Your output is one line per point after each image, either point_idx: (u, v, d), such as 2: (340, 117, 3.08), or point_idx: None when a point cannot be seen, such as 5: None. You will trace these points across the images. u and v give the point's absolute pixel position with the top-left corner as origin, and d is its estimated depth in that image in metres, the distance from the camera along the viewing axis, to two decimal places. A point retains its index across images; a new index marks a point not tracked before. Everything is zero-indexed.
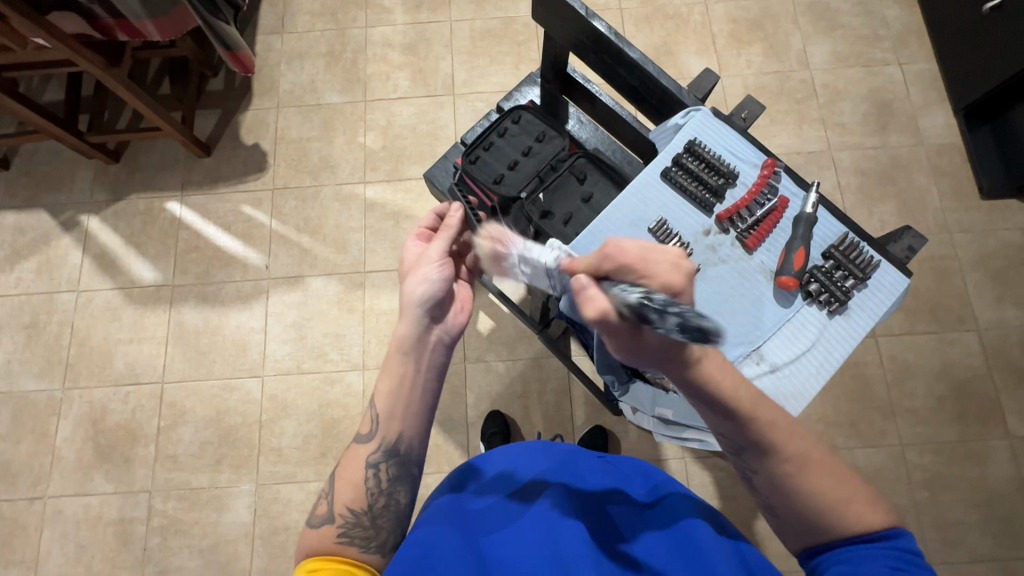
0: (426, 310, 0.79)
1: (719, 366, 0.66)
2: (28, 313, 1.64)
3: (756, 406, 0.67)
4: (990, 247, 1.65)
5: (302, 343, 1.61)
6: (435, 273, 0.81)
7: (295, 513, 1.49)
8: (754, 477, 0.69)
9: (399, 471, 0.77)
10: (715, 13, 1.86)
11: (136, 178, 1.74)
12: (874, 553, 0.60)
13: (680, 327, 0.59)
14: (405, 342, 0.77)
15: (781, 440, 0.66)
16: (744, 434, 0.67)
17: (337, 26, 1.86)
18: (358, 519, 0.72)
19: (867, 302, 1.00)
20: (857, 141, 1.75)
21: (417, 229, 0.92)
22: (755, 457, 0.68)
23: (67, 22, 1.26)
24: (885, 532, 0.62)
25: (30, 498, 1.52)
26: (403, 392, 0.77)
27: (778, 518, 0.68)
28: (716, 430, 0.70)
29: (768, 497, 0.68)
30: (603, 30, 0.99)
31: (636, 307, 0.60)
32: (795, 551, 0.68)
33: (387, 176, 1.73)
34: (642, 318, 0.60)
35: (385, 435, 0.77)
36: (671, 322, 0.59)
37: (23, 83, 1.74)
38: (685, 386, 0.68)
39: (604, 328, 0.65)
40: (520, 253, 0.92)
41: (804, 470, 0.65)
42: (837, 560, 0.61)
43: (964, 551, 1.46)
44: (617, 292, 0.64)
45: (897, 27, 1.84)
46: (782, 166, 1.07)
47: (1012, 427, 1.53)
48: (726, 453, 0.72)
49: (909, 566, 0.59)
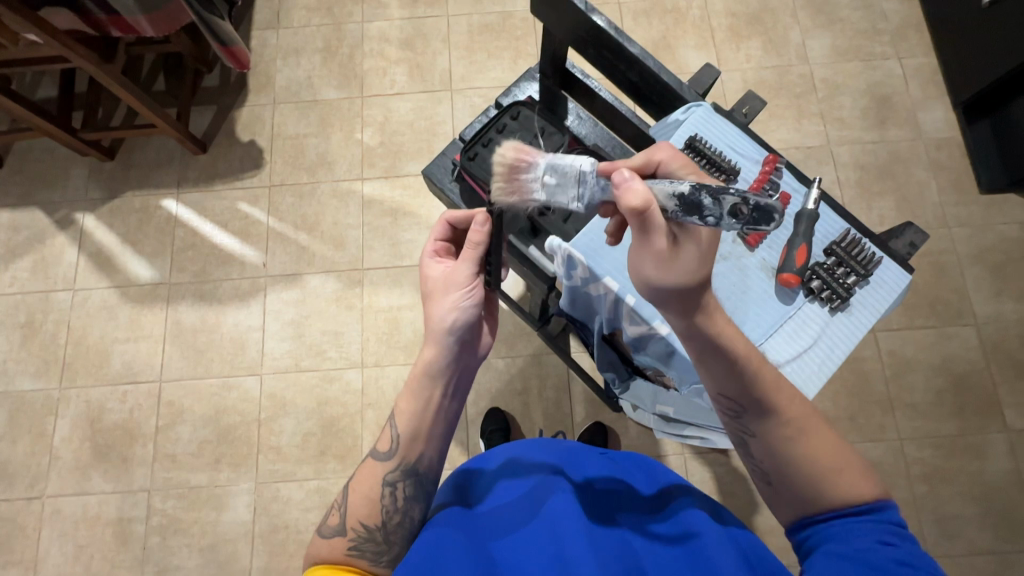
0: (458, 339, 0.79)
1: (727, 322, 0.67)
2: (23, 311, 1.63)
3: (761, 365, 0.67)
4: (989, 241, 1.65)
5: (300, 341, 1.60)
6: (465, 300, 0.80)
7: (295, 511, 1.49)
8: (750, 440, 0.68)
9: (416, 490, 0.77)
10: (714, 7, 1.85)
11: (131, 175, 1.73)
12: (864, 530, 0.60)
13: (736, 210, 0.56)
14: (435, 370, 0.77)
15: (782, 400, 0.66)
16: (747, 393, 0.67)
17: (333, 21, 1.84)
18: (371, 534, 0.73)
19: (869, 299, 1.00)
20: (856, 136, 1.74)
21: (432, 246, 0.88)
22: (756, 419, 0.67)
23: (60, 19, 1.25)
24: (875, 505, 0.62)
25: (28, 499, 1.52)
26: (427, 415, 0.78)
27: (772, 487, 0.68)
28: (714, 390, 0.69)
29: (761, 460, 0.68)
30: (603, 24, 0.98)
31: (688, 196, 0.59)
32: (784, 522, 0.68)
33: (385, 173, 1.72)
34: (694, 205, 0.59)
35: (404, 455, 0.76)
36: (726, 206, 0.57)
37: (15, 80, 1.72)
38: (692, 337, 0.67)
39: (642, 222, 0.60)
40: (549, 161, 0.73)
41: (804, 434, 0.65)
42: (826, 536, 0.62)
43: (963, 543, 1.46)
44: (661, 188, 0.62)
45: (896, 21, 1.83)
46: (783, 162, 1.06)
47: (1011, 421, 1.54)
48: (718, 416, 0.71)
49: (897, 539, 0.59)
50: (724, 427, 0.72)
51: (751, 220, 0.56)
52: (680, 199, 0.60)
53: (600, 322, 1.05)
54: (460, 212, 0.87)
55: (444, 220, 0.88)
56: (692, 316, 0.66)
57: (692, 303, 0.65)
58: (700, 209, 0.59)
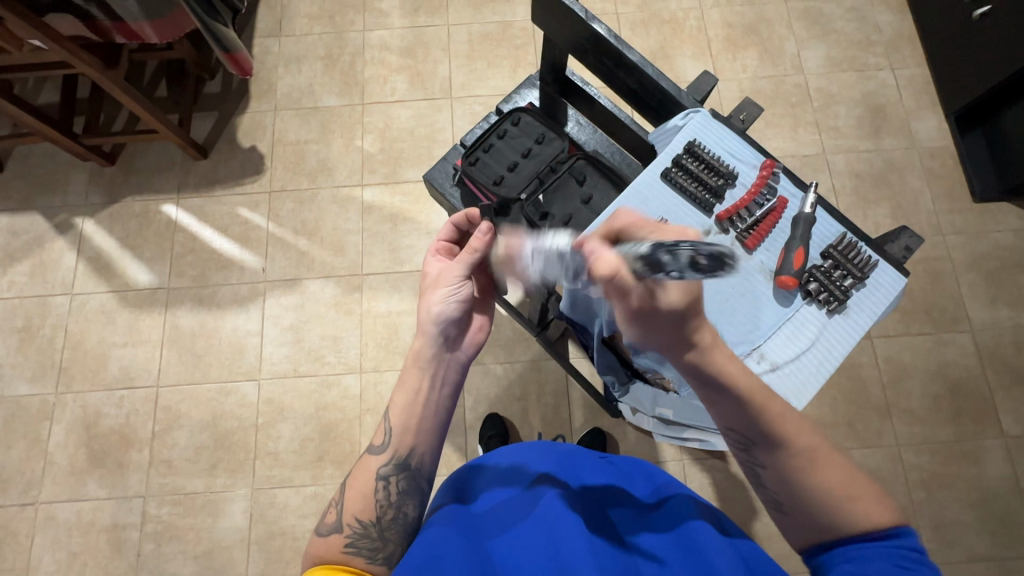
0: (441, 331, 0.80)
1: (727, 356, 0.68)
2: (21, 316, 1.62)
3: (767, 397, 0.67)
4: (983, 248, 1.67)
5: (300, 347, 1.60)
6: (447, 294, 0.82)
7: (293, 518, 1.48)
8: (762, 471, 0.69)
9: (410, 484, 0.77)
10: (710, 18, 1.88)
11: (131, 180, 1.73)
12: (879, 552, 0.59)
13: (693, 264, 0.65)
14: (423, 358, 0.79)
15: (790, 432, 0.66)
16: (753, 425, 0.67)
17: (335, 29, 1.86)
18: (366, 530, 0.72)
19: (867, 301, 1.01)
20: (851, 144, 1.77)
21: (437, 245, 0.91)
22: (765, 451, 0.67)
23: (65, 24, 1.26)
24: (891, 530, 0.61)
25: (22, 505, 1.50)
26: (417, 407, 0.78)
27: (786, 515, 0.67)
28: (722, 425, 0.71)
29: (776, 492, 0.67)
30: (602, 32, 0.99)
31: (649, 256, 0.67)
32: (798, 546, 0.68)
33: (385, 178, 1.73)
34: (654, 264, 0.66)
35: (397, 447, 0.77)
36: (685, 259, 0.65)
37: (17, 86, 1.73)
38: (694, 374, 0.70)
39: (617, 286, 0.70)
40: None
41: (814, 463, 0.65)
42: (841, 558, 0.61)
43: (962, 550, 1.46)
44: (628, 252, 0.71)
45: (889, 33, 1.86)
46: (780, 167, 1.07)
47: (1007, 427, 1.55)
48: (730, 449, 0.72)
49: (915, 564, 0.58)
50: (737, 459, 0.72)
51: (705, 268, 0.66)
52: (643, 260, 0.67)
53: (599, 326, 1.05)
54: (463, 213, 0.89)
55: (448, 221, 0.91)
56: (686, 355, 0.69)
57: (686, 344, 0.68)
58: (662, 267, 0.66)
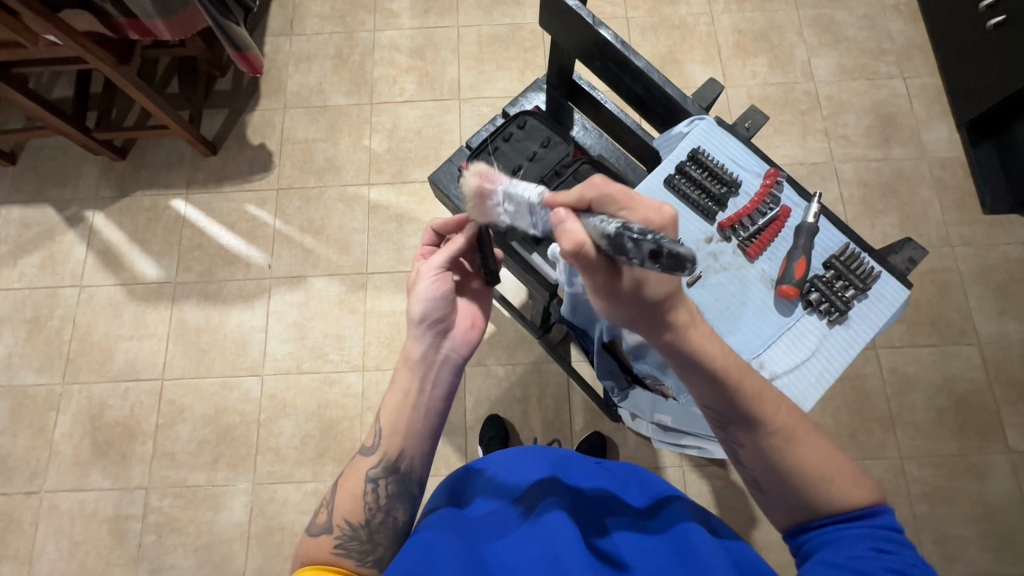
0: (429, 328, 0.80)
1: (702, 334, 0.66)
2: (30, 307, 1.65)
3: (742, 377, 0.67)
4: (992, 261, 1.65)
5: (303, 343, 1.61)
6: (432, 288, 0.81)
7: (292, 513, 1.49)
8: (740, 450, 0.69)
9: (399, 487, 0.78)
10: (720, 24, 1.87)
11: (141, 175, 1.75)
12: (858, 534, 0.61)
13: (656, 253, 0.53)
14: (412, 360, 0.79)
15: (766, 411, 0.66)
16: (732, 408, 0.67)
17: (346, 29, 1.87)
18: (355, 532, 0.73)
19: (868, 312, 1.01)
20: (860, 153, 1.75)
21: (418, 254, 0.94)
22: (742, 430, 0.67)
23: (80, 20, 1.28)
24: (869, 510, 0.62)
25: (26, 493, 1.52)
26: (405, 409, 0.78)
27: (764, 494, 0.68)
28: (703, 404, 0.70)
29: (755, 471, 0.68)
30: (609, 38, 0.99)
31: (614, 237, 0.55)
32: (781, 526, 0.68)
33: (391, 178, 1.74)
34: (618, 247, 0.55)
35: (386, 449, 0.78)
36: (646, 250, 0.53)
37: (32, 79, 1.76)
38: (671, 356, 0.67)
39: (578, 264, 0.59)
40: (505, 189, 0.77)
41: (791, 442, 0.65)
42: (821, 543, 0.62)
43: (963, 565, 1.45)
44: (594, 225, 0.59)
45: (901, 42, 1.85)
46: (784, 176, 1.08)
47: (1013, 441, 1.53)
48: (711, 427, 0.71)
49: (892, 544, 0.59)
50: (716, 438, 0.72)
51: (669, 265, 0.52)
52: (609, 240, 0.56)
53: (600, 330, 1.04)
54: (442, 220, 0.94)
55: (427, 228, 0.95)
56: (662, 335, 0.65)
57: (661, 325, 0.64)
58: (624, 252, 0.55)
